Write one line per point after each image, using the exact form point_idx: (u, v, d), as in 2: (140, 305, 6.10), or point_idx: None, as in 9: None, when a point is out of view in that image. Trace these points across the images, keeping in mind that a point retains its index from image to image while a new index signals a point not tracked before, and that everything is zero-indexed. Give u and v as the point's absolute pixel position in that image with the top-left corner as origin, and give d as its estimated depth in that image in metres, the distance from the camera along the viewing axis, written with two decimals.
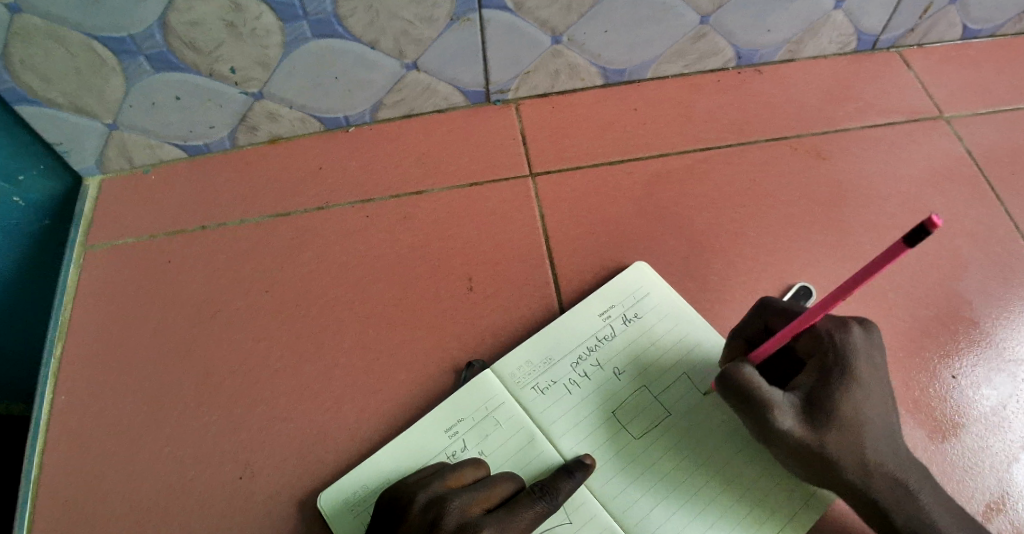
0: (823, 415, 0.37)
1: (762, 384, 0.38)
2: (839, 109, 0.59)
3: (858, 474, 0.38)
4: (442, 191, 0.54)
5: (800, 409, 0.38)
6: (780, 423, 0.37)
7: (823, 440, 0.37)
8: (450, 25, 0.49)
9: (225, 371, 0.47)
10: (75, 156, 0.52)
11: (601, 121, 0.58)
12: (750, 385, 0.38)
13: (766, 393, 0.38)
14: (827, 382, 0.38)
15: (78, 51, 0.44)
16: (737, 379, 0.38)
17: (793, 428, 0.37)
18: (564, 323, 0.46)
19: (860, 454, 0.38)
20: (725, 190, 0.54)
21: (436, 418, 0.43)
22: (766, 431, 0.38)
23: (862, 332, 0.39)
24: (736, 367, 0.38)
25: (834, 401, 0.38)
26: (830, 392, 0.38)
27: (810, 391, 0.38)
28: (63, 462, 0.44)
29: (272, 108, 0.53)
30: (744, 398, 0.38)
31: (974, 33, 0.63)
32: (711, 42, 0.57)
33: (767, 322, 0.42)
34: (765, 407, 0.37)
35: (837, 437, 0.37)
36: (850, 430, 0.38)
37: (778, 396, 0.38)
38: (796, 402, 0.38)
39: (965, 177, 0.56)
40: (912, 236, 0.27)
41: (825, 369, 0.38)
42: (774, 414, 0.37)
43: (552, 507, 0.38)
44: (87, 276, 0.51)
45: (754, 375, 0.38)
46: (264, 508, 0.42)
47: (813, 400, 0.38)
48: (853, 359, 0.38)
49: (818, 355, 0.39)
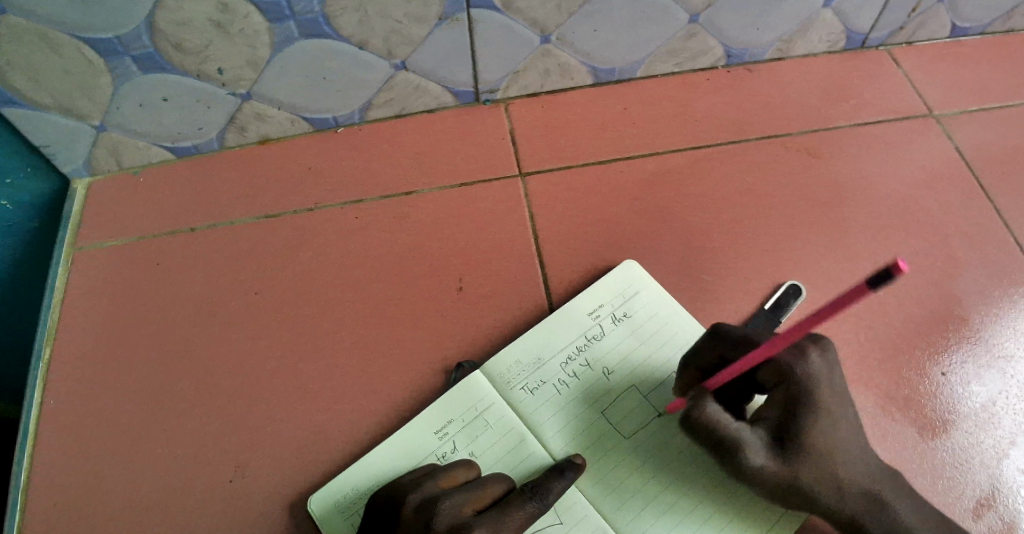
0: (793, 449, 0.37)
1: (728, 425, 0.37)
2: (830, 107, 0.59)
3: (835, 498, 0.38)
4: (434, 191, 0.54)
5: (769, 446, 0.37)
6: (751, 462, 0.37)
7: (795, 472, 0.37)
8: (440, 25, 0.49)
9: (216, 373, 0.46)
10: (63, 158, 0.52)
11: (594, 121, 0.58)
12: (716, 426, 0.37)
13: (733, 434, 0.37)
14: (794, 414, 0.37)
15: (66, 52, 0.44)
16: (701, 420, 0.37)
17: (764, 466, 0.37)
18: (554, 322, 0.46)
19: (834, 480, 0.37)
20: (717, 189, 0.54)
21: (427, 419, 0.43)
22: (738, 470, 0.38)
23: (823, 357, 0.37)
24: (699, 406, 0.38)
25: (802, 434, 0.37)
26: (798, 425, 0.37)
27: (778, 425, 0.37)
28: (52, 466, 0.44)
29: (261, 108, 0.53)
30: (711, 441, 0.37)
31: (964, 31, 0.63)
32: (702, 41, 0.57)
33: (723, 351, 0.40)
34: (735, 448, 0.37)
35: (809, 468, 0.37)
36: (821, 460, 0.37)
37: (745, 436, 0.37)
38: (764, 438, 0.37)
39: (956, 175, 0.56)
40: (879, 277, 0.26)
41: (789, 400, 0.37)
42: (743, 454, 0.37)
43: (543, 508, 0.38)
44: (77, 278, 0.51)
45: (718, 414, 0.37)
46: (256, 510, 0.42)
47: (781, 435, 0.37)
48: (815, 387, 0.37)
49: (781, 387, 0.37)
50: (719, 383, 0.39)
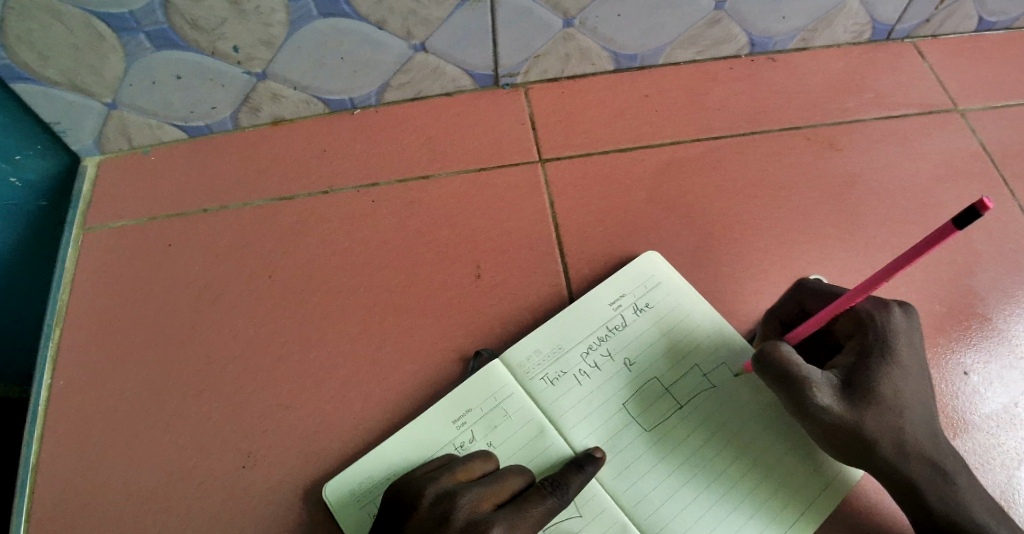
0: (863, 394, 0.37)
1: (798, 362, 0.38)
2: (853, 98, 0.58)
3: (897, 457, 0.37)
4: (450, 176, 0.53)
5: (838, 389, 0.38)
6: (817, 401, 0.37)
7: (862, 418, 0.37)
8: (461, 6, 0.48)
9: (228, 357, 0.46)
10: (72, 136, 0.51)
11: (613, 107, 0.57)
12: (786, 361, 0.38)
13: (803, 370, 0.38)
14: (867, 362, 0.38)
15: (77, 27, 0.43)
16: (773, 356, 0.39)
17: (830, 406, 0.37)
18: (575, 312, 0.46)
19: (898, 434, 0.37)
20: (737, 179, 0.53)
21: (444, 409, 0.42)
22: (803, 408, 0.38)
23: (902, 313, 0.39)
24: (773, 346, 0.39)
25: (873, 383, 0.37)
26: (870, 370, 0.38)
27: (849, 370, 0.38)
28: (61, 448, 0.43)
29: (276, 88, 0.52)
30: (779, 375, 0.38)
31: (990, 25, 0.62)
32: (725, 28, 0.56)
33: (802, 302, 0.44)
34: (802, 383, 0.38)
35: (876, 417, 0.37)
36: (888, 410, 0.37)
37: (815, 374, 0.38)
38: (834, 381, 0.38)
39: (979, 171, 0.55)
40: (961, 218, 0.27)
41: (865, 348, 0.38)
42: (811, 391, 0.37)
43: (563, 503, 0.37)
44: (86, 258, 0.50)
45: (792, 354, 0.39)
46: (267, 498, 0.41)
47: (852, 380, 0.38)
48: (893, 340, 0.38)
49: (858, 336, 0.39)
50: (800, 337, 0.41)
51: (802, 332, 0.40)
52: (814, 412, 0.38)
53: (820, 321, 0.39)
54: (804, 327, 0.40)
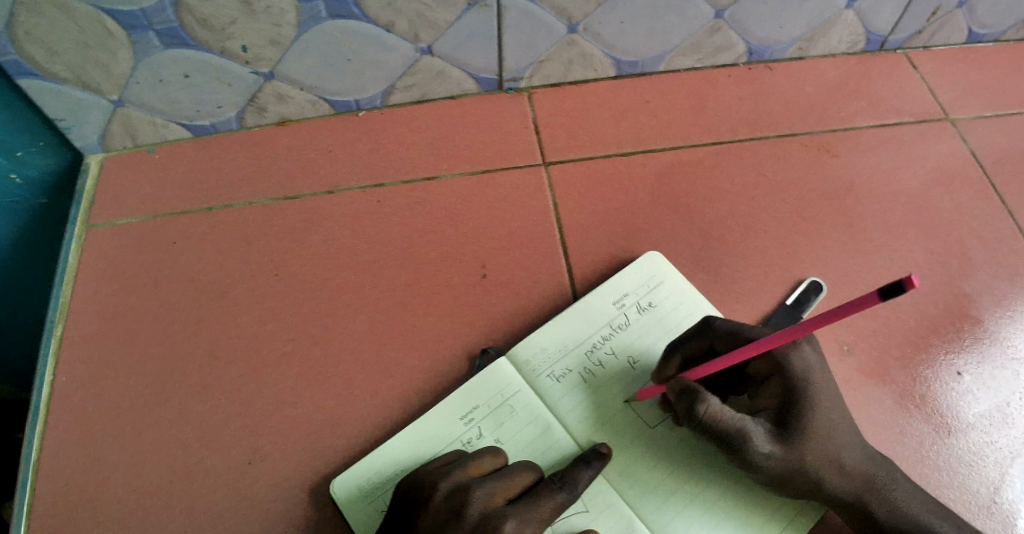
0: (796, 434, 0.38)
1: (731, 416, 0.38)
2: (849, 106, 0.60)
3: (840, 480, 0.38)
4: (455, 177, 0.54)
5: (774, 433, 0.38)
6: (758, 452, 0.37)
7: (802, 456, 0.38)
8: (468, 10, 0.49)
9: (233, 354, 0.46)
10: (77, 132, 0.51)
11: (615, 112, 0.58)
12: (717, 418, 0.37)
13: (738, 426, 0.37)
14: (792, 404, 0.38)
15: (86, 24, 0.43)
16: (705, 415, 0.37)
17: (772, 453, 0.38)
18: (580, 311, 0.46)
19: (836, 462, 0.38)
20: (737, 183, 0.55)
21: (452, 405, 0.42)
22: (747, 461, 0.38)
23: (812, 348, 0.39)
24: (702, 402, 0.37)
25: (803, 423, 0.38)
26: (799, 412, 0.38)
27: (778, 413, 0.39)
28: (64, 445, 0.43)
29: (282, 89, 0.52)
30: (717, 433, 0.38)
31: (980, 38, 0.64)
32: (725, 36, 0.57)
33: (712, 342, 0.41)
34: (741, 438, 0.37)
35: (813, 451, 0.38)
36: (823, 442, 0.38)
37: (750, 425, 0.38)
38: (768, 427, 0.38)
39: (971, 178, 0.57)
40: (888, 290, 0.27)
41: (787, 390, 0.39)
42: (751, 442, 0.37)
43: (572, 498, 0.37)
44: (89, 255, 0.50)
45: (719, 408, 0.37)
46: (274, 494, 0.41)
47: (783, 423, 0.38)
48: (810, 378, 0.39)
49: (777, 378, 0.39)
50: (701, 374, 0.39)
51: (707, 371, 0.38)
52: (758, 462, 0.37)
53: (727, 362, 0.37)
54: (709, 368, 0.38)
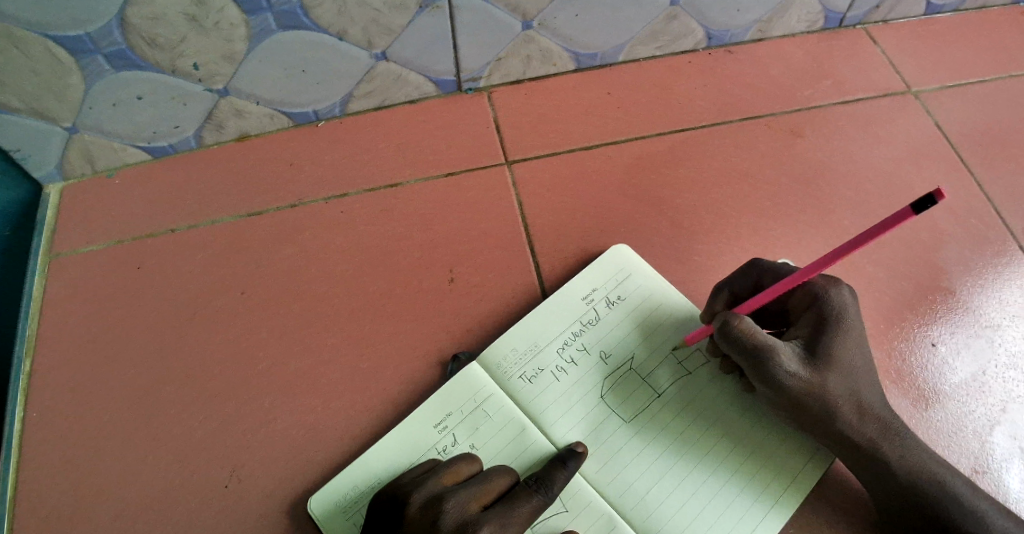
0: (823, 361, 0.38)
1: (763, 333, 0.38)
2: (811, 86, 0.60)
3: (856, 418, 0.38)
4: (419, 182, 0.53)
5: (801, 357, 0.38)
6: (783, 369, 0.38)
7: (824, 383, 0.38)
8: (421, 13, 0.48)
9: (205, 376, 0.45)
10: (35, 162, 0.50)
11: (579, 106, 0.57)
12: (749, 333, 0.38)
13: (768, 341, 0.38)
14: (823, 332, 0.39)
15: (33, 51, 0.42)
16: (738, 329, 0.38)
17: (796, 373, 0.38)
18: (549, 309, 0.46)
19: (854, 398, 0.39)
20: (704, 170, 0.54)
21: (424, 414, 0.42)
22: (770, 378, 0.38)
23: (850, 292, 0.40)
24: (736, 317, 0.38)
25: (830, 351, 0.38)
26: (827, 342, 0.39)
27: (808, 340, 0.39)
28: (37, 480, 0.42)
29: (239, 105, 0.51)
30: (747, 347, 0.38)
31: (938, 8, 0.64)
32: (683, 23, 0.57)
33: (757, 280, 0.42)
34: (768, 354, 0.38)
35: (836, 380, 0.38)
36: (845, 374, 0.39)
37: (779, 343, 0.38)
38: (797, 350, 0.39)
39: (937, 150, 0.57)
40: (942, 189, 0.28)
41: (821, 318, 0.39)
42: (778, 359, 0.38)
43: (549, 499, 0.37)
44: (54, 286, 0.49)
45: (753, 326, 0.38)
46: (253, 514, 0.41)
47: (811, 349, 0.39)
48: (844, 314, 0.39)
49: (812, 309, 0.40)
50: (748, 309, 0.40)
51: (755, 301, 0.40)
52: (781, 379, 0.38)
53: (778, 290, 0.38)
54: (752, 301, 0.40)
